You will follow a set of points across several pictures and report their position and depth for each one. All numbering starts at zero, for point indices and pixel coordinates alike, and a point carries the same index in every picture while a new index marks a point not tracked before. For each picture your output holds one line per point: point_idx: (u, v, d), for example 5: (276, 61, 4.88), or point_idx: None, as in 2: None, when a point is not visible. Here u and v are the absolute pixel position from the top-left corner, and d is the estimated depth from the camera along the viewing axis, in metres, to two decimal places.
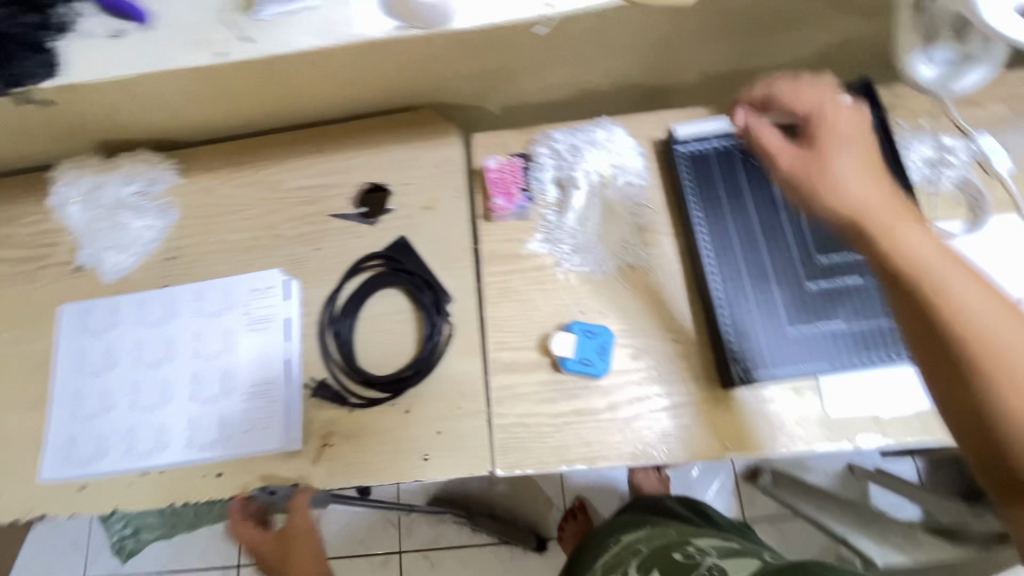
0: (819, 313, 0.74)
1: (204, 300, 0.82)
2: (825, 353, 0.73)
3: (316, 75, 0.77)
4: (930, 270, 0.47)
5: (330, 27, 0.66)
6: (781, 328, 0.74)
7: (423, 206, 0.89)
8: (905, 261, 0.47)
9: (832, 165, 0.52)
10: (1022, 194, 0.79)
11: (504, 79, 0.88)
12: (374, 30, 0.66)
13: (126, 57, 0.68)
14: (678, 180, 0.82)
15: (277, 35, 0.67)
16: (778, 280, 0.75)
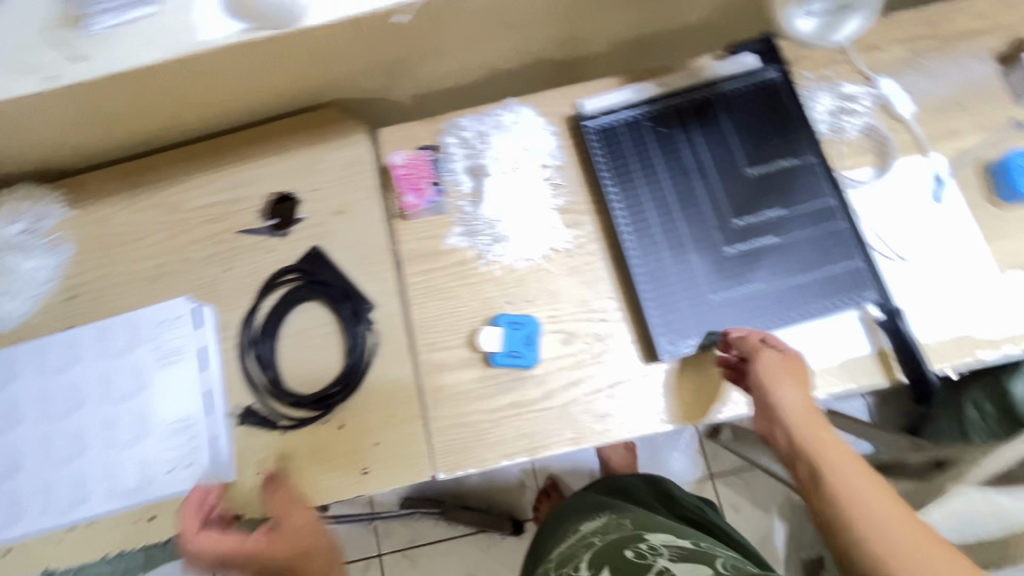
0: (739, 277, 0.74)
1: (110, 340, 0.78)
2: (748, 316, 0.73)
3: (189, 86, 0.71)
4: (844, 476, 0.56)
5: (168, 36, 0.61)
6: (703, 296, 0.74)
7: (336, 211, 0.84)
8: (829, 465, 0.57)
9: (787, 391, 0.64)
10: (925, 134, 0.80)
11: (402, 69, 0.84)
12: (215, 34, 0.61)
13: None
14: (590, 157, 0.80)
15: (110, 52, 0.61)
16: (696, 248, 0.75)
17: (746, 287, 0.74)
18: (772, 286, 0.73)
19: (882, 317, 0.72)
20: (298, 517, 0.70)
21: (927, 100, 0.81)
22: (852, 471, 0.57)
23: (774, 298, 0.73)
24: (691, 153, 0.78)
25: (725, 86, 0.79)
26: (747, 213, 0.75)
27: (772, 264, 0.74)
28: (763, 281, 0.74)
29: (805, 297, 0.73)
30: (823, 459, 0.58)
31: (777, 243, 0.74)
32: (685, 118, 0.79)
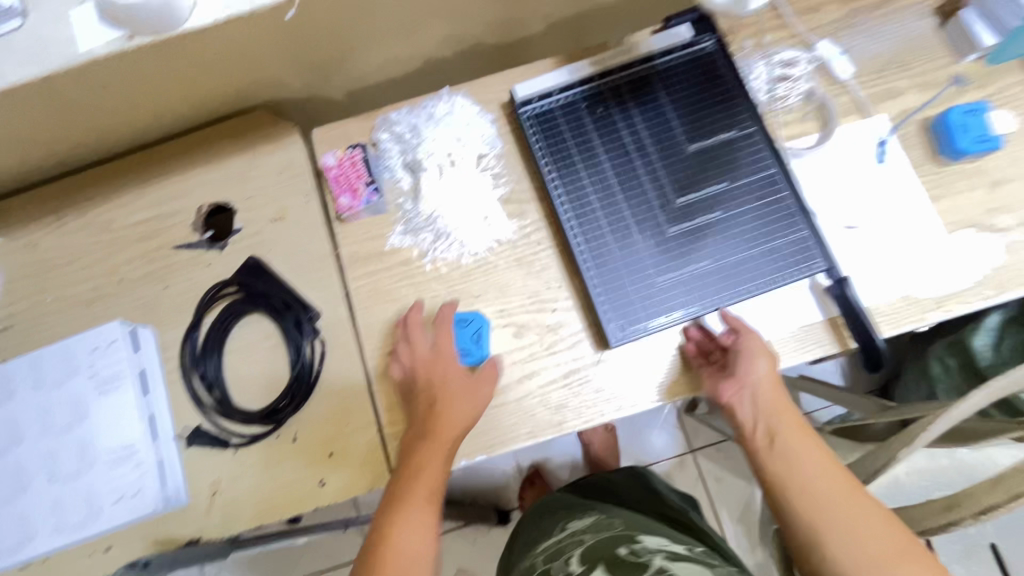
0: (685, 256, 0.73)
1: (43, 371, 0.74)
2: (697, 295, 0.72)
3: (94, 99, 0.68)
4: (800, 453, 0.61)
5: (46, 48, 0.56)
6: (650, 278, 0.72)
7: (273, 218, 0.81)
8: (786, 442, 0.62)
9: (757, 372, 0.67)
10: (867, 96, 0.79)
11: (328, 66, 0.80)
12: (92, 44, 0.56)
13: None
14: (528, 143, 0.78)
15: None
16: (640, 230, 0.73)
17: (693, 265, 0.72)
18: (719, 263, 0.72)
19: (830, 285, 0.71)
20: (452, 358, 0.72)
21: (866, 61, 0.80)
22: (824, 466, 0.61)
23: (722, 275, 0.72)
24: (630, 132, 0.76)
25: (661, 61, 0.77)
26: (689, 189, 0.74)
27: (718, 241, 0.73)
28: (710, 258, 0.72)
29: (752, 272, 0.72)
30: (793, 453, 0.62)
31: (722, 219, 0.73)
32: (622, 97, 0.77)
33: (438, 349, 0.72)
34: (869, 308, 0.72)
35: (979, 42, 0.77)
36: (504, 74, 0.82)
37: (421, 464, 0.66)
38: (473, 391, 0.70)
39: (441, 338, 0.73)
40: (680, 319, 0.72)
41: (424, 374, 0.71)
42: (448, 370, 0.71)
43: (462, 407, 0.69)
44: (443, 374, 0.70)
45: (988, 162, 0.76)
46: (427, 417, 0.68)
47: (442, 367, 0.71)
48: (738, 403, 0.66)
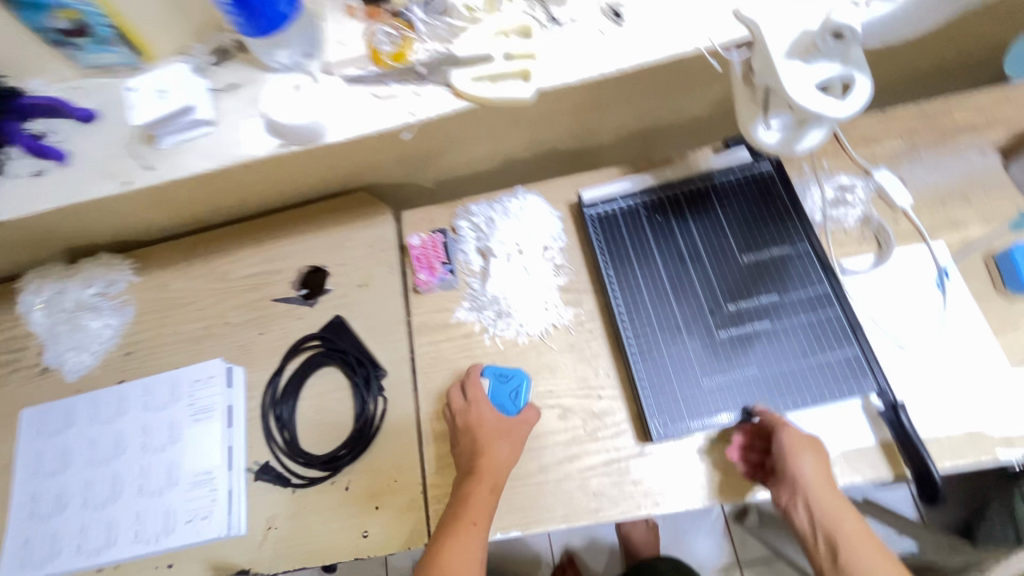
0: (732, 361, 0.75)
1: (152, 395, 0.87)
2: (743, 401, 0.74)
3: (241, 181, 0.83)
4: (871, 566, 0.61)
5: (221, 150, 0.68)
6: (695, 378, 0.75)
7: (359, 283, 0.93)
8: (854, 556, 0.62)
9: (806, 473, 0.67)
10: (925, 224, 0.81)
11: (424, 160, 0.94)
12: (257, 149, 0.68)
13: (47, 194, 0.70)
14: (590, 241, 0.86)
15: (173, 163, 0.69)
16: (688, 331, 0.78)
17: (739, 371, 0.75)
18: (766, 371, 0.74)
19: (882, 409, 0.70)
20: (486, 404, 0.78)
21: (926, 191, 0.83)
22: (893, 573, 0.60)
23: (768, 384, 0.74)
24: (685, 240, 0.82)
25: (719, 178, 0.84)
26: (740, 298, 0.78)
27: (765, 350, 0.75)
28: (757, 365, 0.75)
29: (801, 384, 0.73)
30: (855, 556, 0.62)
31: (771, 329, 0.76)
32: (680, 208, 0.84)
33: (474, 400, 0.79)
34: (926, 436, 0.70)
35: None
36: (574, 178, 0.92)
37: (467, 503, 0.71)
38: (511, 433, 0.77)
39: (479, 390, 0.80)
40: (724, 423, 0.73)
41: (465, 421, 0.78)
42: (487, 416, 0.77)
43: (504, 450, 0.75)
44: (483, 421, 0.77)
45: None
46: (471, 453, 0.75)
47: (480, 414, 0.77)
48: (791, 501, 0.67)
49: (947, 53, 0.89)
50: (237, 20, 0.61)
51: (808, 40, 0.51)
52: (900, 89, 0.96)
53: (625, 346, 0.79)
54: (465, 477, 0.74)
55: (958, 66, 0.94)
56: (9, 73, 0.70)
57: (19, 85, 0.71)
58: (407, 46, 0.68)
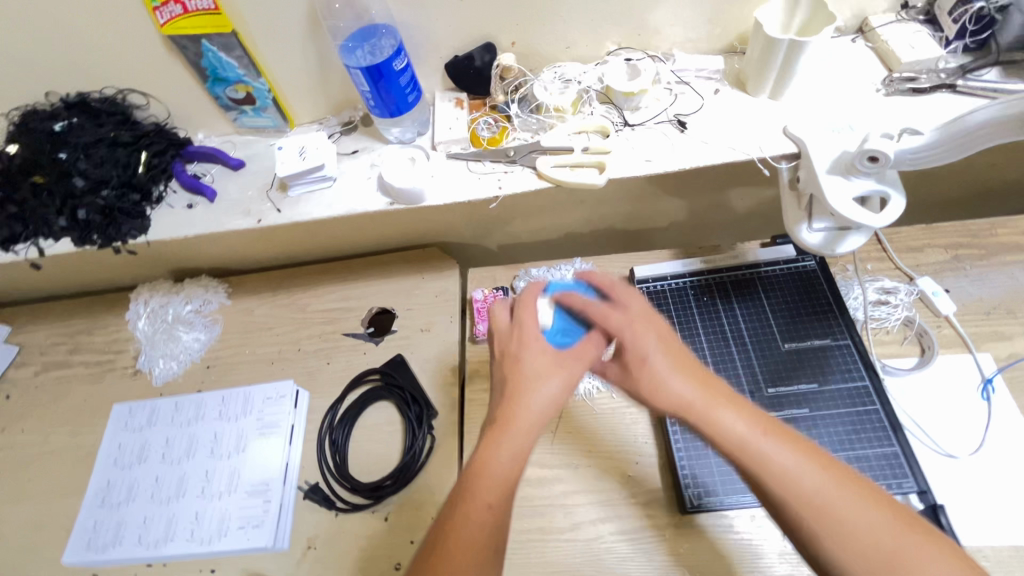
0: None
1: (228, 406, 0.96)
2: None
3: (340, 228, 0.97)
4: (751, 450, 0.59)
5: (335, 200, 0.82)
6: None
7: (422, 328, 1.03)
8: (728, 442, 0.60)
9: (648, 362, 0.66)
10: (970, 334, 0.84)
11: (495, 226, 1.06)
12: (365, 204, 0.80)
13: (190, 223, 0.85)
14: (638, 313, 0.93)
15: (295, 208, 0.82)
16: None
17: None
18: None
19: (922, 509, 0.71)
20: (531, 325, 0.71)
21: (970, 302, 0.86)
22: (751, 425, 0.60)
23: None
24: (729, 322, 0.88)
25: (765, 269, 0.91)
26: (780, 381, 0.81)
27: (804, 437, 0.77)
28: None
29: None
30: (739, 445, 0.59)
31: (810, 417, 0.78)
32: (726, 291, 0.90)
33: (526, 324, 0.71)
34: (970, 547, 0.69)
35: None
36: (628, 255, 1.01)
37: (478, 474, 0.63)
38: (569, 363, 0.69)
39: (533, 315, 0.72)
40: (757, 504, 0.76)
41: (506, 348, 0.71)
42: (535, 347, 0.70)
43: (550, 383, 0.67)
44: (533, 351, 0.69)
45: None
46: (504, 379, 0.69)
47: (527, 342, 0.70)
48: (650, 393, 0.65)
49: (990, 178, 0.96)
50: (371, 103, 0.77)
51: (847, 161, 0.59)
52: (944, 207, 1.02)
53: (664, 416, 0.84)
54: (485, 426, 0.68)
55: (1004, 190, 0.99)
56: (184, 125, 0.91)
57: (188, 135, 0.92)
58: (503, 135, 0.83)
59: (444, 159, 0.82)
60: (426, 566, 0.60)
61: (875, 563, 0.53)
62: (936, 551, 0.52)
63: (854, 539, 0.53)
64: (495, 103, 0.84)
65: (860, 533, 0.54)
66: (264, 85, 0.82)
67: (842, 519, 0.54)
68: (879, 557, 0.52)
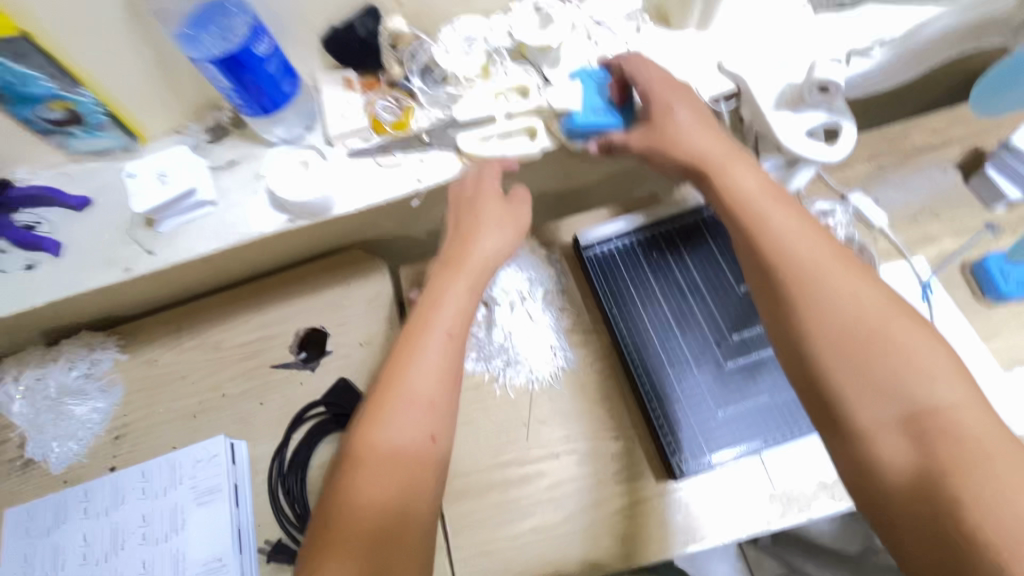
0: (742, 391, 0.77)
1: (151, 480, 0.82)
2: (758, 431, 0.76)
3: None
4: (756, 205, 0.60)
5: (223, 229, 0.69)
6: (711, 411, 0.77)
7: (361, 342, 0.92)
8: (732, 193, 0.62)
9: (671, 118, 0.65)
10: (903, 241, 0.86)
11: (420, 213, 0.95)
12: (263, 226, 0.69)
13: (47, 288, 0.70)
14: (590, 280, 0.87)
15: (173, 246, 0.69)
16: (698, 365, 0.79)
17: (750, 400, 0.77)
18: (776, 398, 0.77)
19: None
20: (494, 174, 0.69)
21: (898, 209, 0.88)
22: (759, 190, 0.61)
23: (779, 410, 0.76)
24: (683, 275, 0.85)
25: (708, 212, 0.88)
26: (742, 326, 0.81)
27: (772, 377, 0.78)
28: (766, 394, 0.77)
29: None
30: (753, 208, 0.60)
31: (774, 355, 0.78)
32: (676, 243, 0.86)
33: (468, 196, 0.68)
34: None
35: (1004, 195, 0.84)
36: (568, 220, 0.95)
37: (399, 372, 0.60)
38: (502, 220, 0.68)
39: (488, 188, 0.69)
40: (740, 453, 0.75)
41: (461, 215, 0.69)
42: (480, 203, 0.68)
43: (491, 240, 0.67)
44: (474, 211, 0.68)
45: None
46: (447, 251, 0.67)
47: (471, 213, 0.68)
48: (671, 147, 0.65)
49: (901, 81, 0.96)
50: (239, 101, 0.64)
51: (796, 94, 0.64)
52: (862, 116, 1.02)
53: (637, 383, 0.79)
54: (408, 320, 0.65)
55: (915, 90, 1.00)
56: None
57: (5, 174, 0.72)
58: (408, 115, 0.71)
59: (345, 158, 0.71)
60: (338, 473, 0.57)
61: (846, 330, 0.53)
62: (932, 353, 0.52)
63: (843, 320, 0.54)
64: (392, 79, 0.71)
65: (835, 305, 0.54)
66: (90, 98, 0.66)
67: (837, 308, 0.54)
68: (855, 325, 0.53)
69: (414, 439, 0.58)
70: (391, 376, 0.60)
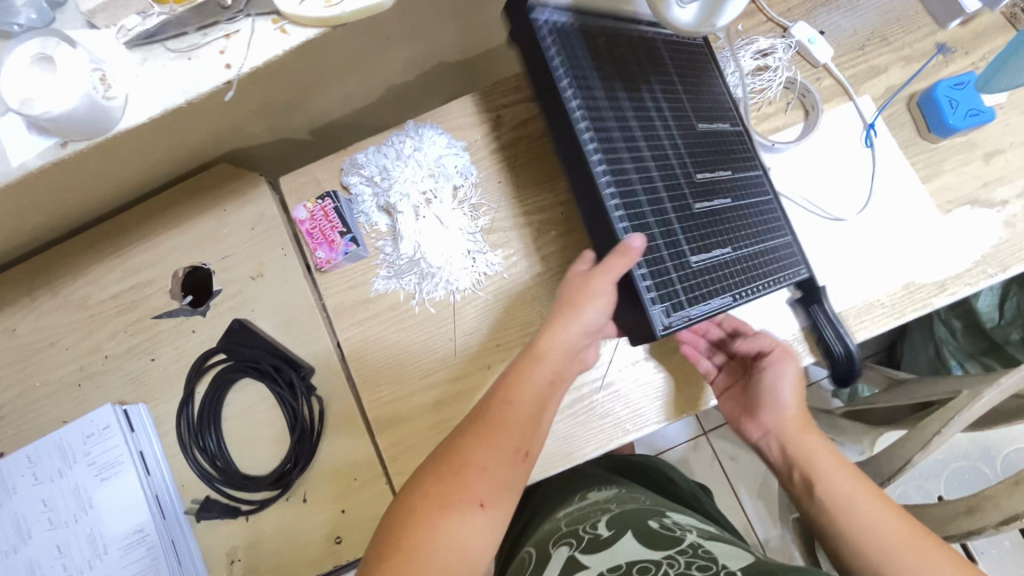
0: (713, 238, 0.63)
1: (40, 464, 0.72)
2: (730, 284, 0.63)
3: (48, 188, 0.64)
4: (837, 496, 0.56)
5: None
6: (686, 260, 0.60)
7: (251, 276, 0.79)
8: (818, 482, 0.58)
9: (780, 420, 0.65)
10: (849, 78, 0.75)
11: (288, 109, 0.76)
12: (29, 153, 0.49)
13: None
14: (539, 73, 0.59)
15: None
16: (669, 203, 0.62)
17: (721, 250, 0.63)
18: (742, 250, 0.65)
19: (800, 297, 0.70)
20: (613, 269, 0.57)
21: (845, 39, 0.76)
22: (860, 494, 0.55)
23: (745, 262, 0.64)
24: (646, 90, 0.64)
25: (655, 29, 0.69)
26: (705, 166, 0.66)
27: (737, 227, 0.65)
28: (733, 244, 0.64)
29: (769, 264, 0.66)
30: (830, 488, 0.57)
31: (735, 203, 0.66)
32: (644, 46, 0.65)
33: (575, 288, 0.60)
34: (870, 299, 0.70)
35: (961, 8, 0.73)
36: (473, 96, 0.78)
37: (492, 430, 0.53)
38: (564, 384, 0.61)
39: (581, 277, 0.61)
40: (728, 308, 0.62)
41: (560, 294, 0.62)
42: (581, 283, 0.60)
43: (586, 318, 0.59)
44: (573, 290, 0.60)
45: (980, 134, 0.73)
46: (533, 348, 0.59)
47: (570, 287, 0.61)
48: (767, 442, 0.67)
49: None
50: None
51: None
52: None
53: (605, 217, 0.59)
54: (493, 398, 0.56)
55: None
56: None
57: None
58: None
59: (122, 47, 0.49)
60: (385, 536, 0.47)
61: (872, 546, 0.52)
62: (922, 551, 0.49)
63: (834, 512, 0.56)
64: None
65: (868, 531, 0.52)
66: None
67: (832, 489, 0.57)
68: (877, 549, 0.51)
69: (514, 453, 0.53)
70: (491, 422, 0.54)
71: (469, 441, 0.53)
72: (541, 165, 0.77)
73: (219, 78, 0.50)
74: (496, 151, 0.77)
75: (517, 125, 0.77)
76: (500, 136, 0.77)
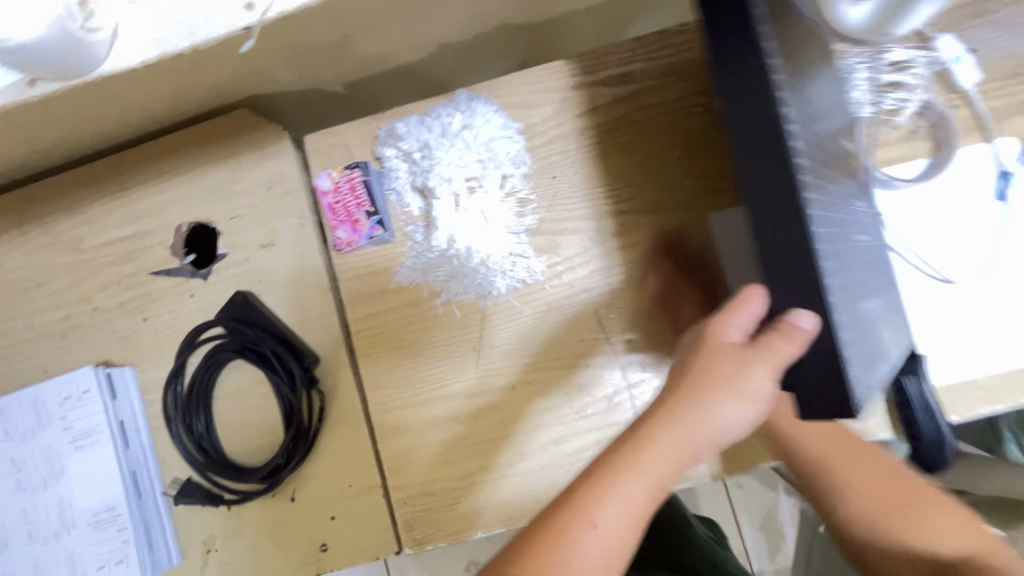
0: (870, 285, 0.50)
1: (13, 420, 0.66)
2: (888, 347, 0.50)
3: (39, 121, 0.55)
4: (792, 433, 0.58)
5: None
6: (862, 310, 0.46)
7: (262, 243, 0.70)
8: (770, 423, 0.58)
9: None
10: (994, 111, 0.62)
11: (324, 58, 0.65)
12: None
13: None
14: (732, 11, 0.40)
15: None
16: (844, 233, 0.47)
17: (875, 299, 0.50)
18: (885, 304, 0.52)
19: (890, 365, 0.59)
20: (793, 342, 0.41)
21: (998, 62, 0.62)
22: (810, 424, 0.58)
23: (890, 318, 0.52)
24: (815, 84, 0.49)
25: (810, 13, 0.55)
26: (851, 195, 0.53)
27: (878, 274, 0.53)
28: (880, 296, 0.51)
29: (902, 326, 0.55)
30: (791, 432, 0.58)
31: (873, 247, 0.54)
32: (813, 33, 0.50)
33: (720, 366, 0.43)
34: (969, 379, 0.59)
35: None
36: (539, 72, 0.67)
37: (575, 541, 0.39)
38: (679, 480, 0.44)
39: (731, 350, 0.44)
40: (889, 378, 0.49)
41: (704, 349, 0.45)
42: (731, 367, 0.43)
43: (720, 415, 0.42)
44: (715, 370, 0.43)
45: None
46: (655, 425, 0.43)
47: (721, 357, 0.44)
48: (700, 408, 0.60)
49: None
50: None
51: None
52: None
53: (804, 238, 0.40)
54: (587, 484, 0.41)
55: None
56: None
57: None
58: None
59: None
60: None
61: (826, 466, 0.57)
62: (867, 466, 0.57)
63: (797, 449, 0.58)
64: None
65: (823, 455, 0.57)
66: None
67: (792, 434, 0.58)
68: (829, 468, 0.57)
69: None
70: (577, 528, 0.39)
71: (537, 557, 0.38)
72: (606, 162, 0.66)
73: (235, 19, 0.39)
74: (556, 139, 0.66)
75: (585, 112, 0.66)
76: (564, 122, 0.66)
